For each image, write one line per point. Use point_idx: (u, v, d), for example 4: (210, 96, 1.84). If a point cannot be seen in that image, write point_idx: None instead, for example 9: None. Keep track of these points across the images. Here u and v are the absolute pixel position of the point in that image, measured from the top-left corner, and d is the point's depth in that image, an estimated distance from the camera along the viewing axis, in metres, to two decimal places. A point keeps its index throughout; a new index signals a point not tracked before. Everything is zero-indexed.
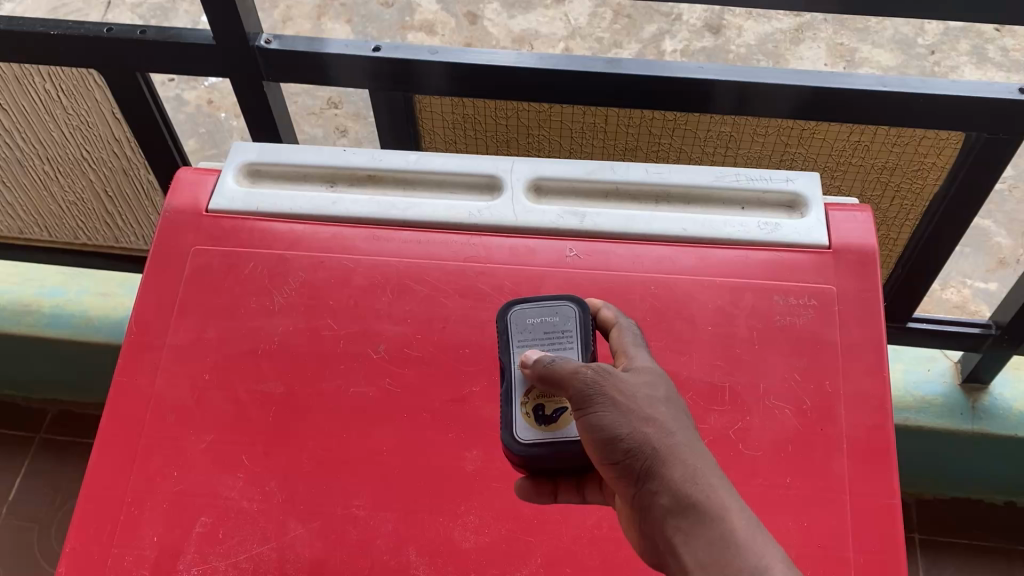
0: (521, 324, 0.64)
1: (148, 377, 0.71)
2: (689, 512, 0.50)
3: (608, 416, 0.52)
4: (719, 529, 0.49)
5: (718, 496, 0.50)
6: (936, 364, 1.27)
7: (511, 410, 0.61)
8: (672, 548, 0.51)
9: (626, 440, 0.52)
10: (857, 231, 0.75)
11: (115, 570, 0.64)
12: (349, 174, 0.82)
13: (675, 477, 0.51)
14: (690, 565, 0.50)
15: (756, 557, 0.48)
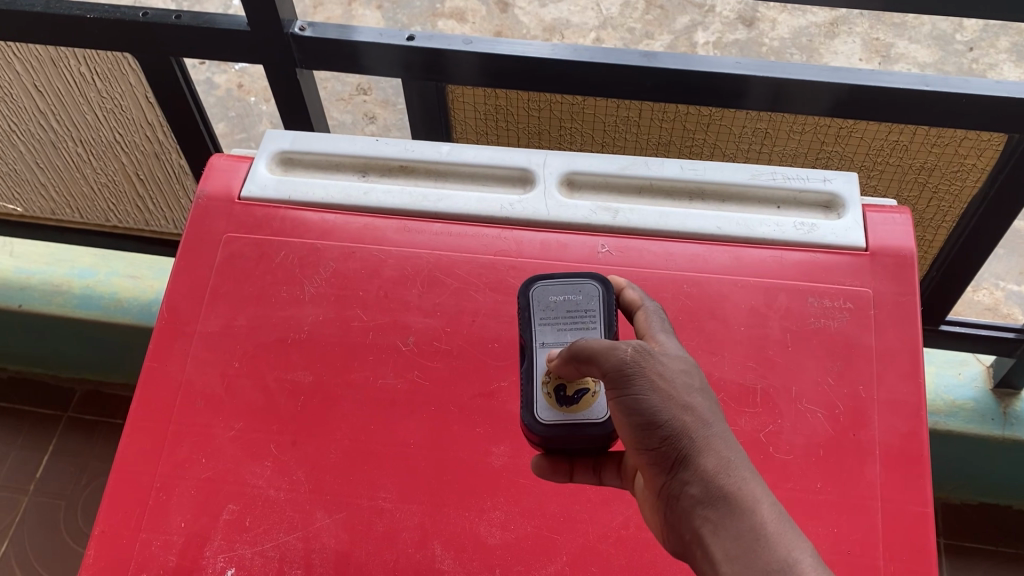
0: (543, 301, 0.64)
1: (179, 364, 0.72)
2: (719, 502, 0.48)
3: (645, 398, 0.50)
4: (749, 521, 0.47)
5: (749, 488, 0.49)
6: (967, 368, 1.25)
7: (533, 390, 0.61)
8: (698, 538, 0.49)
9: (662, 424, 0.49)
10: (895, 233, 0.74)
11: (143, 555, 0.65)
12: (381, 164, 0.82)
13: (708, 466, 0.49)
14: (717, 556, 0.48)
15: (786, 551, 0.46)
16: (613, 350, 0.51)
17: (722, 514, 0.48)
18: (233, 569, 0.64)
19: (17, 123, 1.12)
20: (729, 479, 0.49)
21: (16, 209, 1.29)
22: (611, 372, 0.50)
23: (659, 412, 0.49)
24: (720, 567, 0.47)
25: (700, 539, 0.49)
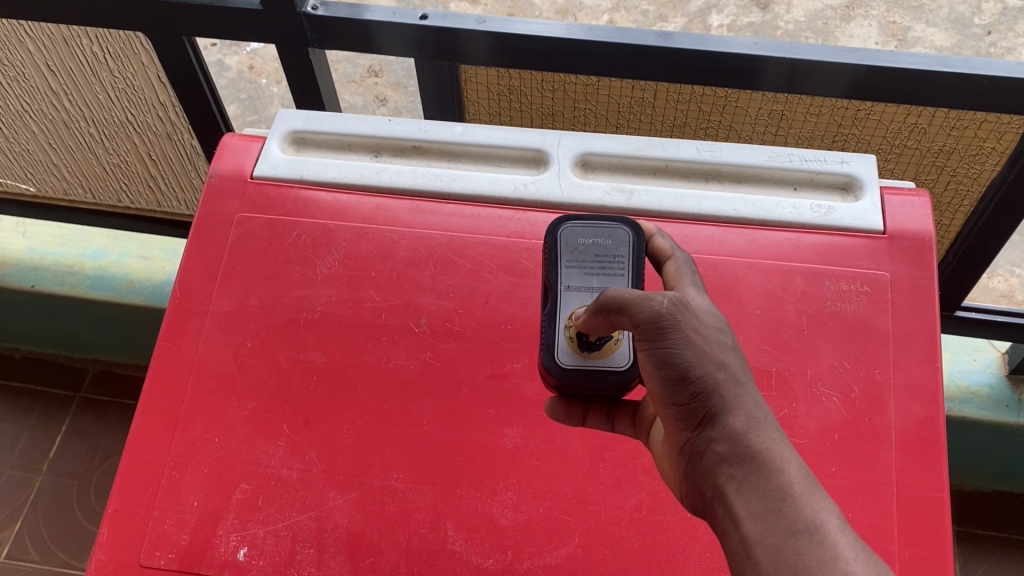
0: (572, 243, 0.63)
1: (191, 343, 0.72)
2: (746, 461, 0.47)
3: (678, 350, 0.48)
4: (777, 481, 0.45)
5: (778, 449, 0.47)
6: (982, 355, 1.24)
7: (555, 333, 0.61)
8: (721, 497, 0.47)
9: (693, 378, 0.48)
10: (912, 216, 0.73)
11: (156, 533, 0.65)
12: (393, 144, 0.82)
13: (737, 424, 0.47)
14: (740, 515, 0.46)
15: (813, 511, 0.44)
16: (647, 300, 0.49)
17: (748, 473, 0.46)
18: (245, 548, 0.64)
19: (29, 102, 1.12)
20: (757, 439, 0.47)
21: (29, 189, 1.29)
22: (645, 324, 0.48)
23: (690, 366, 0.48)
24: (743, 527, 0.45)
25: (724, 499, 0.47)
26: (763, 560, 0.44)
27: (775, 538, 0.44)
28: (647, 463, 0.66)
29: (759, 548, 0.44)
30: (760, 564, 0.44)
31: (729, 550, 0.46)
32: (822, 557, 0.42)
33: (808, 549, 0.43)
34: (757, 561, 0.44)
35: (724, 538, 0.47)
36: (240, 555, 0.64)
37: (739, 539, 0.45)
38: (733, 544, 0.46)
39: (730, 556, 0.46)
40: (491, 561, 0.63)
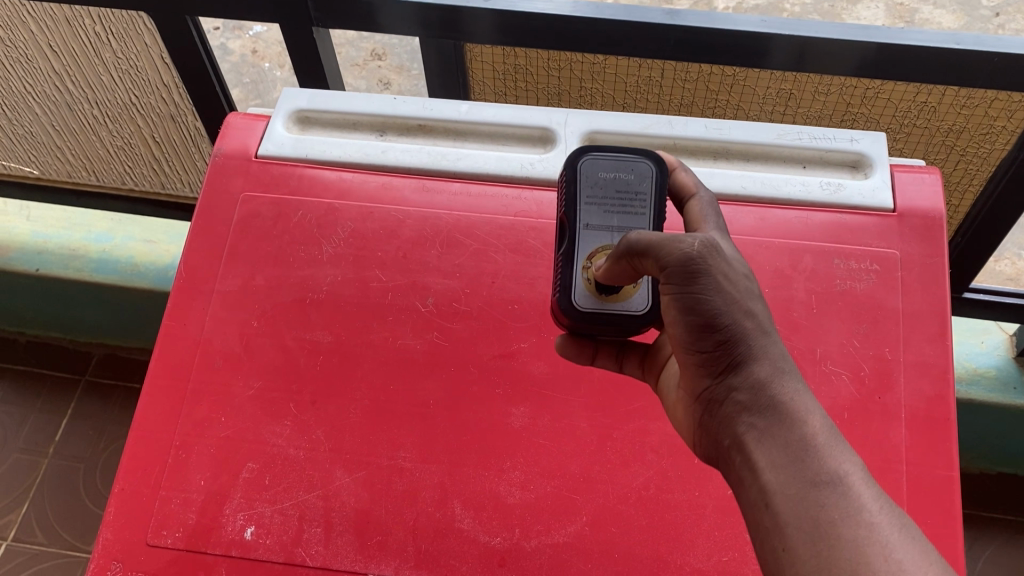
0: (592, 177, 0.61)
1: (197, 322, 0.71)
2: (768, 410, 0.48)
3: (707, 295, 0.49)
4: (799, 432, 0.47)
5: (800, 399, 0.48)
6: (990, 337, 1.24)
7: (573, 273, 0.60)
8: (742, 445, 0.49)
9: (722, 326, 0.49)
10: (922, 194, 0.73)
11: (162, 512, 0.65)
12: (399, 123, 0.81)
13: (761, 373, 0.49)
14: (761, 463, 0.48)
15: (835, 463, 0.46)
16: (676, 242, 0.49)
17: (771, 421, 0.48)
18: (252, 526, 0.64)
19: (32, 84, 1.11)
20: (781, 388, 0.49)
21: (32, 171, 1.29)
22: (673, 266, 0.49)
23: (718, 311, 0.49)
24: (765, 475, 0.47)
25: (745, 446, 0.49)
26: (784, 509, 0.45)
27: (797, 487, 0.45)
28: (655, 442, 0.65)
29: (780, 496, 0.46)
30: (781, 513, 0.45)
31: (748, 497, 0.47)
32: (843, 507, 0.44)
33: (829, 499, 0.44)
34: (778, 509, 0.45)
35: (743, 485, 0.48)
36: (247, 534, 0.64)
37: (759, 487, 0.47)
38: (752, 491, 0.47)
39: (748, 503, 0.47)
40: (499, 540, 0.63)
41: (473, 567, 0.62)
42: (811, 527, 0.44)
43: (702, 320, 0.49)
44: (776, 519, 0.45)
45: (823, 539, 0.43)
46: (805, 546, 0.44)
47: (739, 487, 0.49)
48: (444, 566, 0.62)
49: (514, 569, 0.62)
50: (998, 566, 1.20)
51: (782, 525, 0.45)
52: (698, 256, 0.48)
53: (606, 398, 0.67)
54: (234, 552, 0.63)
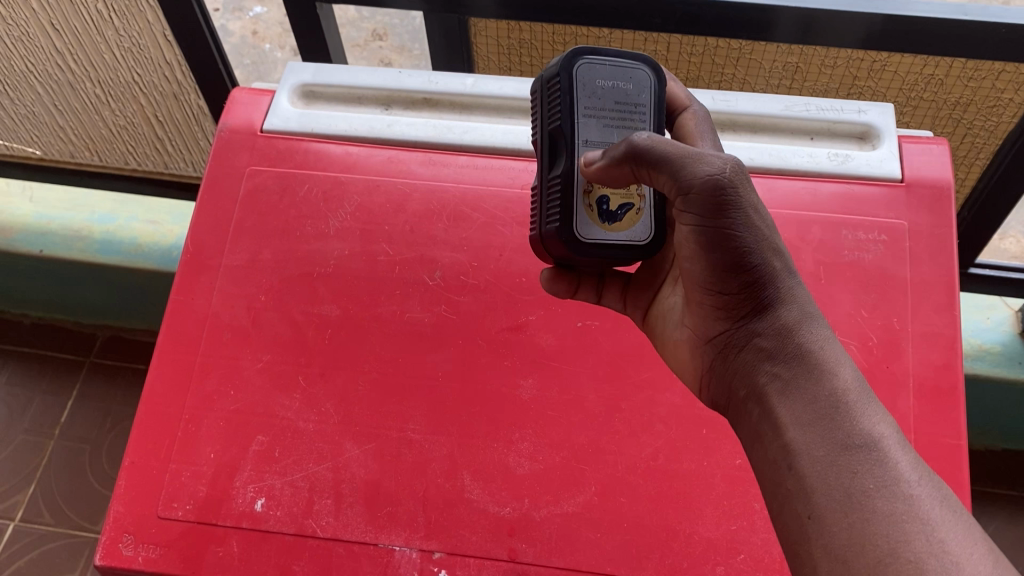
0: (589, 85, 0.58)
1: (205, 297, 0.71)
2: (796, 359, 0.52)
3: (737, 233, 0.51)
4: (828, 387, 0.50)
5: (828, 352, 0.52)
6: (995, 313, 1.23)
7: (574, 198, 0.57)
8: (768, 392, 0.53)
9: (753, 269, 0.52)
10: (930, 164, 0.73)
11: (173, 485, 0.65)
12: (404, 97, 0.81)
13: (786, 323, 0.53)
14: (789, 414, 0.51)
15: (868, 424, 0.48)
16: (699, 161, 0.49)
17: (798, 372, 0.52)
18: (263, 499, 0.64)
19: (34, 63, 1.10)
20: (810, 339, 0.52)
21: (35, 152, 1.28)
22: (695, 195, 0.50)
23: (748, 251, 0.52)
24: (792, 430, 0.50)
25: (771, 395, 0.52)
26: (810, 467, 0.48)
27: (825, 445, 0.48)
28: (663, 412, 0.66)
29: (807, 456, 0.48)
30: (808, 474, 0.48)
31: (773, 450, 0.50)
32: (879, 477, 0.46)
33: (863, 466, 0.46)
34: (804, 468, 0.48)
35: (768, 438, 0.51)
36: (258, 506, 0.64)
37: (784, 443, 0.50)
38: (776, 445, 0.50)
39: (772, 457, 0.50)
40: (509, 510, 0.63)
41: (484, 537, 0.62)
42: (843, 497, 0.46)
43: (731, 261, 0.52)
44: (801, 476, 0.48)
45: (855, 512, 0.45)
46: (831, 510, 0.46)
47: (761, 437, 0.52)
48: (454, 536, 0.63)
49: (524, 538, 0.62)
50: (1002, 540, 1.20)
51: (808, 489, 0.47)
52: (722, 181, 0.49)
53: (614, 369, 0.67)
54: (244, 523, 0.64)
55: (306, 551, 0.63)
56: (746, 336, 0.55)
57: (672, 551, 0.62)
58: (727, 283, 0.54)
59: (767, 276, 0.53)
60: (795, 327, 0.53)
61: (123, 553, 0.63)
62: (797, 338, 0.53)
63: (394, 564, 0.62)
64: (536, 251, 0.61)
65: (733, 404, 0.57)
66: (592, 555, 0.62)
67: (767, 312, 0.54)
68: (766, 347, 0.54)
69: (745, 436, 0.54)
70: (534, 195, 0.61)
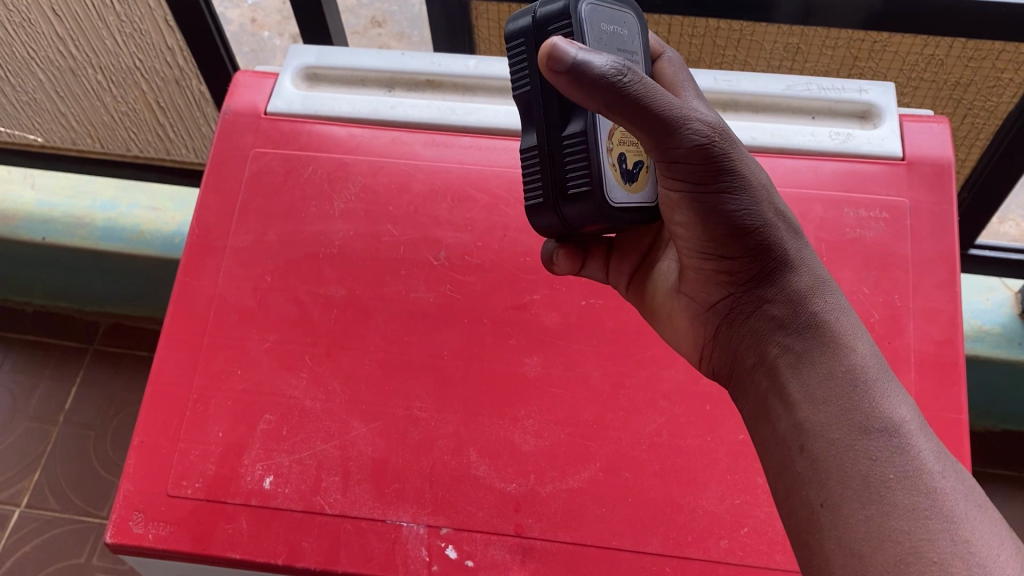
0: (598, 28, 0.53)
1: (211, 278, 0.72)
2: (805, 331, 0.53)
3: (734, 199, 0.51)
4: (842, 363, 0.51)
5: (842, 325, 0.53)
6: (995, 294, 1.24)
7: (602, 158, 0.52)
8: (777, 365, 0.53)
9: (760, 236, 0.53)
10: (932, 142, 0.73)
11: (182, 464, 0.66)
12: (407, 79, 0.81)
13: (796, 292, 0.54)
14: (801, 390, 0.51)
15: (888, 409, 0.48)
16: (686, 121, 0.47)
17: (809, 345, 0.52)
18: (271, 476, 0.65)
19: (35, 49, 1.10)
20: (819, 310, 0.53)
21: (36, 139, 1.28)
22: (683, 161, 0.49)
23: (748, 217, 0.53)
24: (804, 408, 0.50)
25: (780, 368, 0.53)
26: (824, 449, 0.48)
27: (840, 425, 0.48)
28: (666, 389, 0.66)
29: (822, 438, 0.48)
30: (820, 456, 0.48)
31: (784, 428, 0.51)
32: (899, 467, 0.45)
33: (882, 452, 0.46)
34: (818, 451, 0.48)
35: (777, 418, 0.52)
36: (266, 483, 0.65)
37: (797, 422, 0.50)
38: (788, 423, 0.50)
39: (784, 436, 0.50)
40: (515, 486, 0.64)
41: (490, 512, 0.63)
42: (861, 487, 0.45)
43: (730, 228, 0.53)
44: (814, 458, 0.48)
45: (874, 504, 0.44)
46: (847, 498, 0.45)
47: (770, 414, 0.52)
48: (461, 512, 0.63)
49: (531, 513, 0.63)
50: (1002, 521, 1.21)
51: (822, 474, 0.47)
52: (710, 141, 0.48)
53: (618, 347, 0.68)
54: (253, 501, 0.64)
55: (314, 527, 0.63)
56: (753, 304, 0.56)
57: (677, 525, 0.62)
58: (731, 251, 0.54)
59: (770, 244, 0.54)
60: (802, 297, 0.54)
61: (133, 531, 0.63)
62: (805, 307, 0.54)
63: (401, 540, 0.62)
64: (543, 219, 0.56)
65: (736, 375, 0.57)
66: (597, 530, 0.62)
67: (772, 281, 0.55)
68: (775, 317, 0.54)
69: (750, 411, 0.55)
70: (531, 156, 0.55)
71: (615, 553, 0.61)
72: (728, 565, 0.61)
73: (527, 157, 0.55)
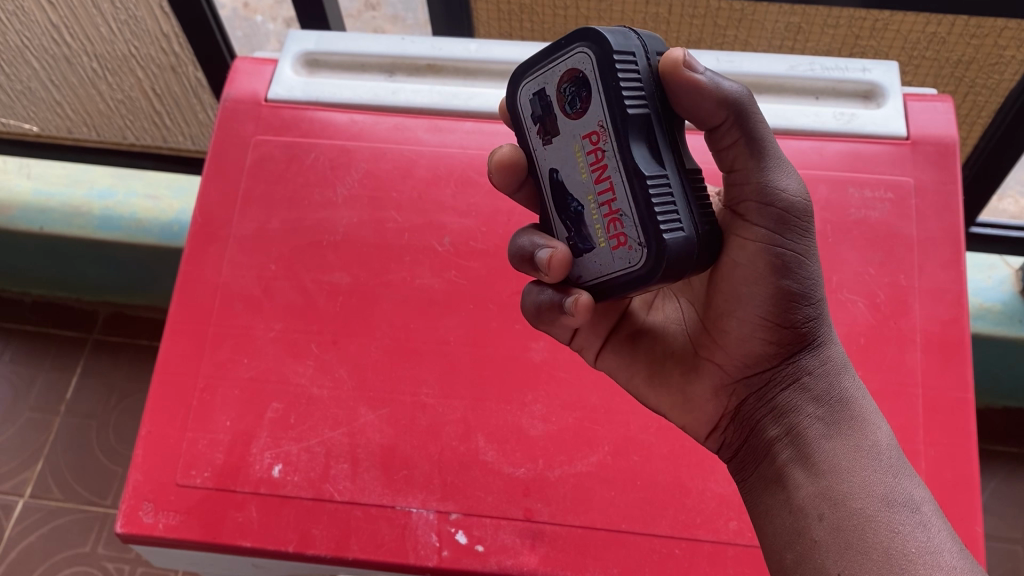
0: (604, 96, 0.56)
1: (216, 268, 0.72)
2: (835, 406, 0.55)
3: (802, 267, 0.53)
4: (868, 440, 0.53)
5: (865, 406, 0.55)
6: (996, 272, 1.24)
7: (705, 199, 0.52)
8: (805, 435, 0.55)
9: (810, 310, 0.55)
10: (935, 122, 0.73)
11: (190, 453, 0.66)
12: (408, 63, 0.81)
13: (830, 369, 0.56)
14: (837, 459, 0.52)
15: (909, 489, 0.50)
16: (783, 169, 0.51)
17: (838, 419, 0.54)
18: (279, 464, 0.65)
19: (29, 38, 1.09)
20: (848, 388, 0.56)
21: (32, 129, 1.27)
22: (776, 206, 0.51)
23: (809, 289, 0.54)
24: (829, 478, 0.51)
25: (809, 437, 0.54)
26: (845, 518, 0.49)
27: (869, 499, 0.50)
28: None
29: (844, 507, 0.50)
30: (837, 522, 0.49)
31: (803, 496, 0.52)
32: (920, 542, 0.47)
33: (904, 526, 0.48)
34: (838, 520, 0.49)
35: (801, 485, 0.53)
36: (275, 471, 0.65)
37: (819, 491, 0.51)
38: (809, 491, 0.52)
39: (802, 504, 0.52)
40: (523, 471, 0.64)
41: (499, 497, 0.63)
42: (883, 557, 0.47)
43: (794, 292, 0.54)
44: (835, 528, 0.49)
45: None
46: (867, 571, 0.47)
47: (788, 481, 0.54)
48: (470, 497, 0.63)
49: (540, 498, 0.63)
50: (1002, 496, 1.22)
51: (841, 545, 0.48)
52: (801, 199, 0.51)
53: None
54: (263, 489, 0.64)
55: (324, 514, 0.63)
56: (788, 376, 0.56)
57: (685, 507, 0.62)
58: (781, 323, 0.55)
59: (821, 317, 0.55)
60: (834, 372, 0.56)
61: (143, 521, 0.63)
62: (837, 383, 0.56)
63: (411, 526, 0.62)
64: (680, 256, 0.49)
65: (753, 446, 0.58)
66: (607, 513, 0.62)
67: (813, 352, 0.56)
68: (808, 389, 0.56)
69: (766, 480, 0.56)
70: (660, 180, 0.50)
71: (625, 537, 0.61)
72: (737, 546, 0.61)
73: (654, 184, 0.49)
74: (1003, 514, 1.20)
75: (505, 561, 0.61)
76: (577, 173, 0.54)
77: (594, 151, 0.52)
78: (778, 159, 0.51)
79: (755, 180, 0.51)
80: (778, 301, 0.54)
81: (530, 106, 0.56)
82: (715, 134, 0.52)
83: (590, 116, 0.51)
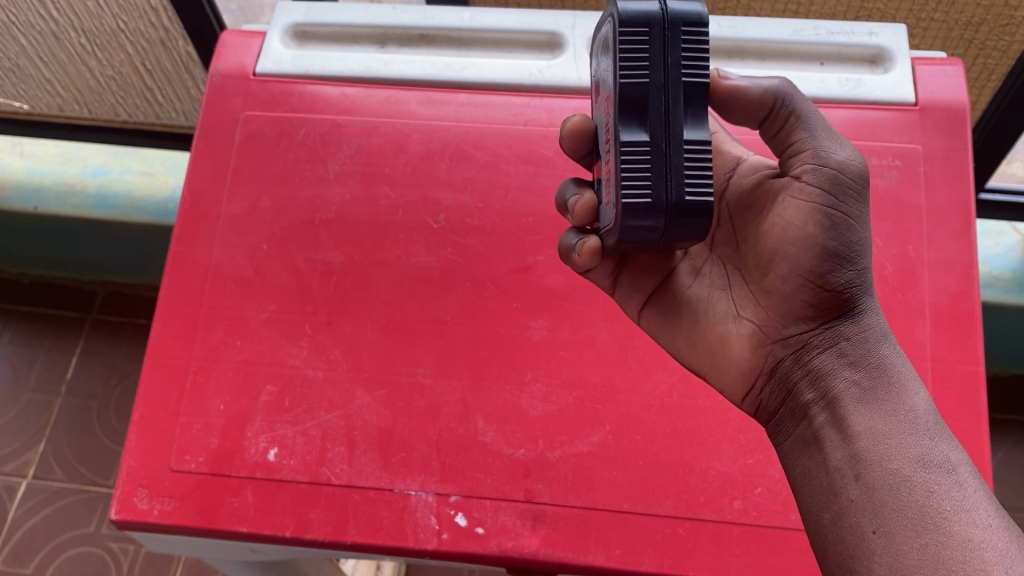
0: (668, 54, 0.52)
1: (206, 248, 0.71)
2: (873, 371, 0.53)
3: (846, 230, 0.53)
4: (908, 402, 0.51)
5: (906, 371, 0.53)
6: (1005, 238, 1.21)
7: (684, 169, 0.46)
8: (840, 398, 0.53)
9: (851, 272, 0.54)
10: (945, 86, 0.71)
11: (184, 438, 0.64)
12: (399, 34, 0.79)
13: (869, 333, 0.55)
14: (875, 420, 0.51)
15: (946, 450, 0.49)
16: (834, 141, 0.54)
17: (875, 382, 0.53)
18: (274, 448, 0.64)
19: (15, 14, 1.06)
20: (887, 354, 0.54)
21: (22, 106, 1.25)
22: (828, 168, 0.52)
23: (852, 252, 0.53)
24: (864, 438, 0.50)
25: (844, 400, 0.53)
26: (881, 477, 0.48)
27: (906, 460, 0.48)
28: None
29: (880, 466, 0.48)
30: (871, 482, 0.48)
31: (838, 457, 0.51)
32: (956, 501, 0.46)
33: (939, 486, 0.47)
34: (873, 480, 0.48)
35: (835, 446, 0.51)
36: (271, 455, 0.63)
37: (853, 451, 0.50)
38: (843, 453, 0.50)
39: (837, 465, 0.50)
40: (523, 451, 0.62)
41: (499, 478, 0.62)
42: (917, 515, 0.46)
43: (838, 251, 0.53)
44: (869, 487, 0.48)
45: (929, 533, 0.45)
46: (901, 527, 0.46)
47: (822, 443, 0.52)
48: (470, 479, 0.62)
49: (540, 479, 0.62)
50: (1011, 465, 1.21)
51: (876, 503, 0.47)
52: (851, 167, 0.53)
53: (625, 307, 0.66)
54: (258, 474, 0.63)
55: (321, 499, 0.62)
56: (826, 339, 0.55)
57: (690, 487, 0.61)
58: (823, 283, 0.54)
59: (863, 283, 0.54)
60: (873, 339, 0.55)
61: (137, 507, 0.62)
62: (875, 350, 0.54)
63: (409, 509, 0.61)
64: (640, 222, 0.47)
65: (788, 409, 0.56)
66: (608, 493, 0.61)
67: (852, 319, 0.55)
68: (846, 354, 0.54)
69: (802, 442, 0.54)
70: (638, 147, 0.46)
71: (628, 517, 0.60)
72: (742, 525, 0.60)
73: (628, 149, 0.47)
74: (1008, 483, 1.19)
75: (506, 543, 0.60)
76: (603, 134, 0.52)
77: (607, 112, 0.50)
78: (828, 133, 0.54)
79: (805, 149, 0.53)
80: (822, 259, 0.53)
81: (595, 66, 0.55)
82: (769, 118, 0.55)
83: (608, 78, 0.50)
